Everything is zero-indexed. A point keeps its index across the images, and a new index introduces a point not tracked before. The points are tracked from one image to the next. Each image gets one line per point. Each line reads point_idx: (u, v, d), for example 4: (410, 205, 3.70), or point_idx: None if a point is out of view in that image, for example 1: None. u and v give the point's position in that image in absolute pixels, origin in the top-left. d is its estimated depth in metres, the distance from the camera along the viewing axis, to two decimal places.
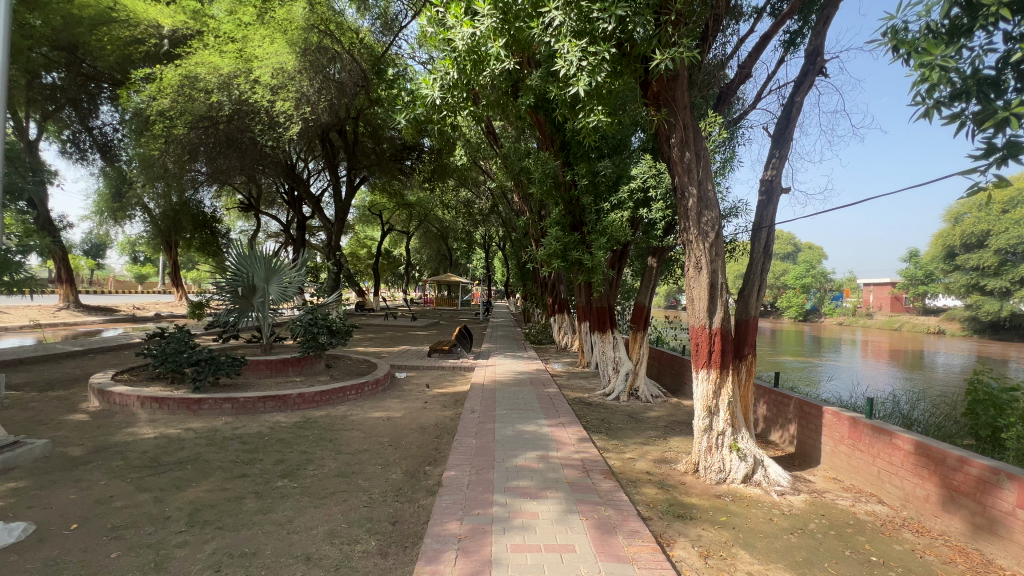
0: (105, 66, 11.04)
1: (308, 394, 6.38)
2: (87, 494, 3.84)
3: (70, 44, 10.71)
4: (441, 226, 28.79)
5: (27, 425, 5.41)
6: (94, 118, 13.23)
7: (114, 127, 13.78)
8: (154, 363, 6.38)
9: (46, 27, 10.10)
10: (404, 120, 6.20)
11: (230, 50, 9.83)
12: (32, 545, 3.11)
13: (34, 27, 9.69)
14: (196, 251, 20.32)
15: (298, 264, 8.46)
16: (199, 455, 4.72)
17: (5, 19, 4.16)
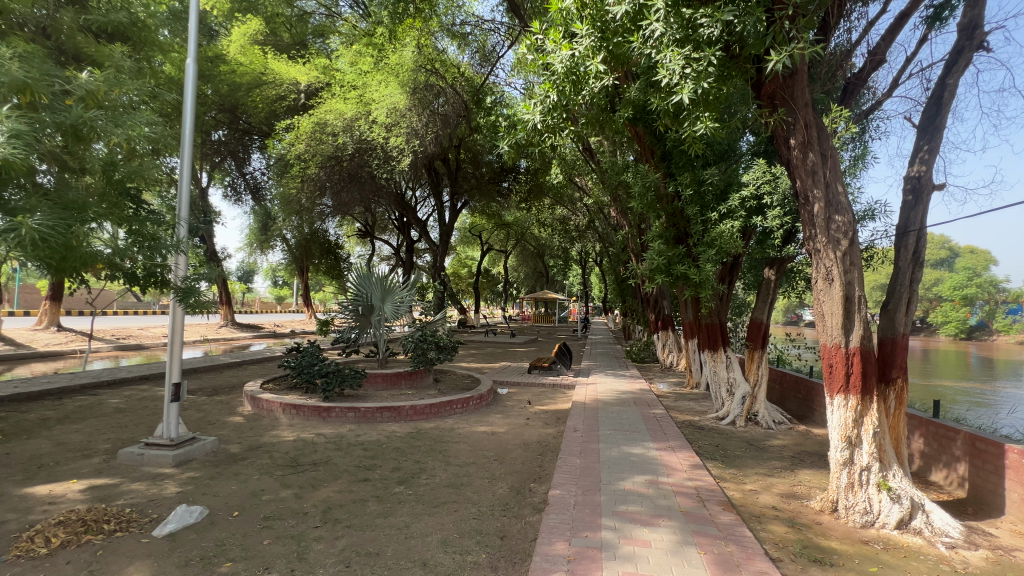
0: (259, 118, 13.07)
1: (419, 407, 6.80)
2: (244, 486, 4.47)
3: (234, 106, 12.82)
4: (537, 244, 29.18)
5: (200, 424, 6.48)
6: (247, 166, 15.67)
7: (262, 172, 16.19)
8: (292, 374, 7.27)
9: (216, 95, 12.28)
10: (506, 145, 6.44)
11: (352, 96, 11.03)
12: (207, 526, 3.69)
13: (207, 96, 11.77)
14: (323, 275, 22.89)
15: (409, 284, 9.10)
16: (329, 458, 5.26)
17: (192, 87, 5.23)
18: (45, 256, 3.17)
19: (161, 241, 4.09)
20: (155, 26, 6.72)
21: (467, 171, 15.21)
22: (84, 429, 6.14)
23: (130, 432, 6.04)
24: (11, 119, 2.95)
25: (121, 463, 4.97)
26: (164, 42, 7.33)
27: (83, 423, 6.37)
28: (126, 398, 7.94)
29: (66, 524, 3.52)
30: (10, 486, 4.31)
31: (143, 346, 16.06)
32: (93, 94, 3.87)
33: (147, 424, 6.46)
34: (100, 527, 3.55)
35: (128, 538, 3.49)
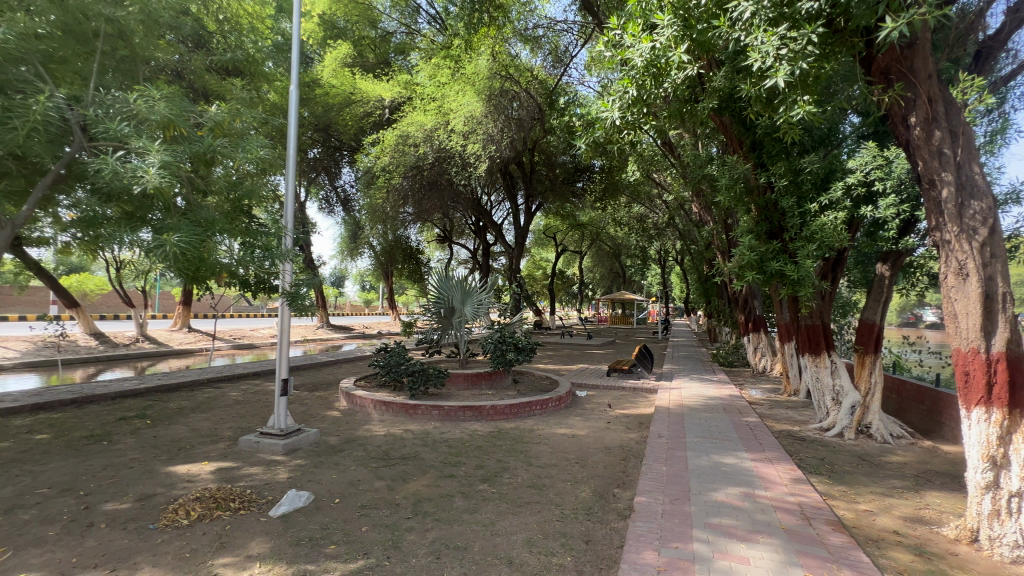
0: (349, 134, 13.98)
1: (500, 407, 6.92)
2: (343, 476, 4.84)
3: (329, 125, 13.88)
4: (613, 244, 28.53)
5: (304, 417, 7.11)
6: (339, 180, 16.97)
7: (351, 185, 17.44)
8: (382, 373, 7.74)
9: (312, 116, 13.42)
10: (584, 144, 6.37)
11: (432, 108, 11.36)
12: (313, 510, 4.03)
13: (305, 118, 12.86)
14: (406, 279, 24.14)
15: (487, 286, 9.32)
16: (417, 453, 5.52)
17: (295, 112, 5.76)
18: (184, 267, 3.58)
19: (275, 251, 4.52)
20: (261, 60, 7.50)
21: (541, 173, 15.24)
22: (211, 417, 7.01)
23: (247, 422, 6.79)
24: (164, 150, 3.40)
25: (241, 449, 5.60)
26: (270, 72, 8.14)
27: (210, 412, 7.28)
28: (243, 391, 8.96)
29: (201, 500, 4.03)
30: (157, 465, 5.02)
31: (255, 345, 18.02)
32: (219, 125, 4.30)
33: (261, 415, 7.22)
34: (228, 504, 4.02)
35: (250, 516, 3.91)
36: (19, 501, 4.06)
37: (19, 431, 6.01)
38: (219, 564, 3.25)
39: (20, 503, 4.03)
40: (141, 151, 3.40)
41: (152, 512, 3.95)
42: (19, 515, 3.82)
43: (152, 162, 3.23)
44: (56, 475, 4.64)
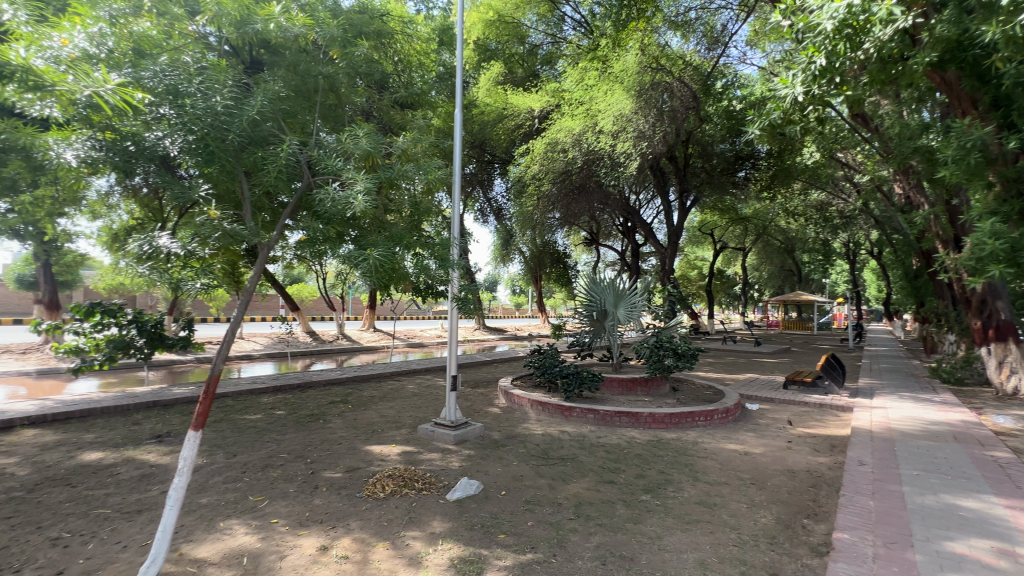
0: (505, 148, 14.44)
1: (658, 415, 6.59)
2: (507, 470, 5.12)
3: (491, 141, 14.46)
4: (784, 238, 25.08)
5: (469, 411, 7.74)
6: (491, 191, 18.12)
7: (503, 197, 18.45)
8: (538, 374, 8.00)
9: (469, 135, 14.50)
10: (758, 129, 5.98)
11: (579, 111, 11.28)
12: (483, 499, 4.34)
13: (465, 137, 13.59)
14: (554, 283, 24.68)
15: (641, 288, 8.98)
16: (575, 455, 5.57)
17: (460, 130, 6.46)
18: (380, 278, 4.06)
19: (448, 262, 4.92)
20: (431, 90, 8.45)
21: (697, 166, 14.24)
22: (395, 406, 8.08)
23: (423, 412, 7.66)
24: (365, 178, 3.90)
25: (420, 436, 6.33)
26: (434, 99, 9.04)
27: (394, 402, 8.41)
28: (418, 385, 10.15)
29: (393, 477, 4.66)
30: (358, 443, 5.97)
31: (425, 344, 20.36)
32: (404, 152, 4.81)
33: (434, 407, 8.08)
34: (413, 484, 4.57)
35: (431, 497, 4.38)
36: (269, 462, 5.20)
37: (267, 407, 7.74)
38: (409, 535, 3.71)
39: (270, 463, 5.17)
40: (348, 180, 3.92)
41: (357, 483, 4.69)
42: (270, 473, 4.90)
43: (358, 190, 3.75)
44: (292, 444, 5.84)
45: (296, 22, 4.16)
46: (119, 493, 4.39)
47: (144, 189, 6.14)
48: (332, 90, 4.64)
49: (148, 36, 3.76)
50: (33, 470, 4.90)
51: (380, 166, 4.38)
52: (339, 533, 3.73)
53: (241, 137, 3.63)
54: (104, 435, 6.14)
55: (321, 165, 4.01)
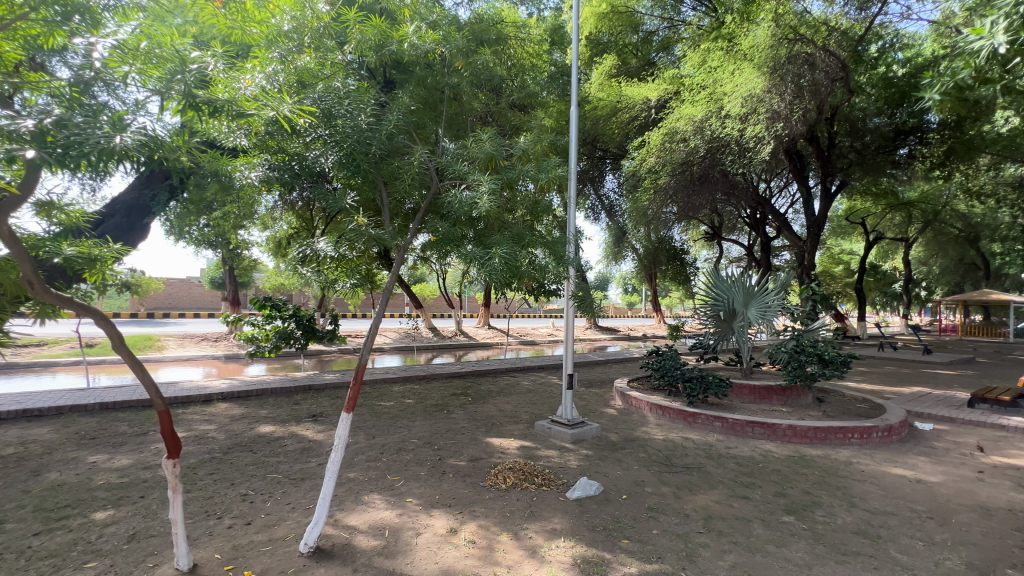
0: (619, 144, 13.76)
1: (800, 428, 5.87)
2: (628, 474, 4.96)
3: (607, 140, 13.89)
4: (964, 225, 20.76)
5: (585, 410, 7.67)
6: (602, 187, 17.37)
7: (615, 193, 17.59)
8: (657, 376, 7.64)
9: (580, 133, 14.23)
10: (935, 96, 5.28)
11: (701, 95, 10.52)
12: (604, 501, 4.26)
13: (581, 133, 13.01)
14: (670, 281, 23.39)
15: (776, 286, 8.05)
16: (702, 465, 5.19)
17: (574, 128, 6.47)
18: (506, 276, 4.17)
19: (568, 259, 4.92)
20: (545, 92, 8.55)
21: (843, 145, 12.50)
22: (512, 401, 8.34)
23: (539, 409, 7.78)
24: (489, 180, 4.08)
25: (538, 432, 6.45)
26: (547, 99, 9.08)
27: (510, 397, 8.67)
28: (533, 382, 10.35)
29: (514, 470, 4.80)
30: (480, 434, 6.26)
31: (537, 342, 20.68)
32: (525, 152, 4.92)
33: (549, 404, 8.16)
34: (533, 479, 4.65)
35: (550, 493, 4.42)
36: (403, 446, 5.70)
37: (398, 395, 8.49)
38: (531, 529, 3.78)
39: (403, 447, 5.66)
40: (474, 183, 4.13)
41: (481, 473, 4.92)
42: (404, 455, 5.36)
43: (485, 191, 3.92)
44: (421, 431, 6.34)
45: (426, 39, 4.44)
46: (287, 462, 5.16)
47: (300, 202, 7.19)
48: (455, 99, 4.93)
49: (308, 70, 4.08)
50: (226, 437, 5.99)
51: (501, 167, 4.55)
52: (466, 518, 3.94)
53: (380, 149, 4.04)
54: (274, 411, 7.27)
55: (449, 170, 4.25)
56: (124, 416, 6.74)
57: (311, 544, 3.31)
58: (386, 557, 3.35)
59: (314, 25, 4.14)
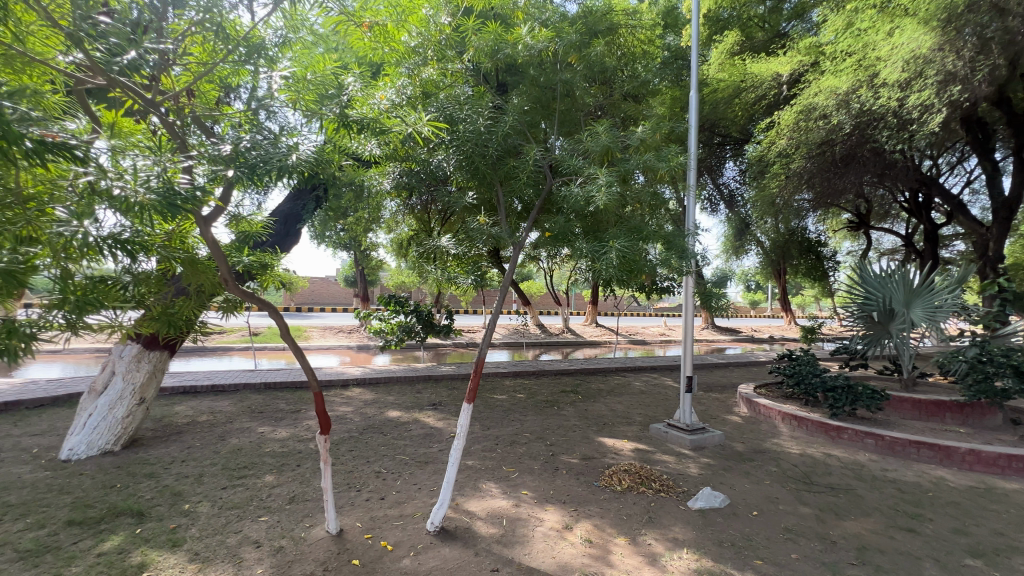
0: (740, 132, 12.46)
1: (984, 454, 4.85)
2: (758, 488, 4.52)
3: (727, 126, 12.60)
4: None
5: (705, 416, 7.17)
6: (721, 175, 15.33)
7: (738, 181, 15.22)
8: (791, 383, 6.84)
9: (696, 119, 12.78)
10: None
11: (847, 63, 9.15)
12: (730, 516, 3.94)
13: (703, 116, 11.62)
14: (804, 276, 20.82)
15: (952, 283, 6.68)
16: (852, 487, 4.53)
17: (695, 109, 6.09)
18: (623, 271, 4.03)
19: (689, 252, 4.61)
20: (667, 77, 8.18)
21: None
22: (623, 401, 8.11)
23: (653, 411, 7.45)
24: (605, 172, 3.97)
25: (653, 435, 6.17)
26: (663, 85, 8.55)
27: (621, 397, 8.43)
28: (645, 382, 9.96)
29: (629, 472, 4.65)
30: (591, 433, 6.19)
31: (647, 341, 19.88)
32: (642, 142, 4.71)
33: (664, 407, 7.77)
34: (650, 483, 4.46)
35: (669, 501, 4.21)
36: (516, 438, 5.85)
37: (510, 389, 8.75)
38: (649, 535, 3.64)
39: (516, 440, 5.81)
40: (590, 177, 4.07)
41: (594, 472, 4.86)
42: (518, 448, 5.50)
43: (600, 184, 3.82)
44: (533, 425, 6.45)
45: (540, 37, 4.46)
46: (413, 445, 5.61)
47: (419, 205, 7.76)
48: (568, 95, 4.91)
49: (432, 81, 4.41)
50: (361, 418, 6.70)
51: (617, 159, 4.41)
52: (581, 516, 3.92)
53: (497, 150, 4.17)
54: (400, 398, 7.95)
55: (563, 166, 4.23)
56: (283, 395, 7.89)
57: (437, 523, 3.55)
58: (504, 545, 3.46)
59: (437, 38, 4.40)
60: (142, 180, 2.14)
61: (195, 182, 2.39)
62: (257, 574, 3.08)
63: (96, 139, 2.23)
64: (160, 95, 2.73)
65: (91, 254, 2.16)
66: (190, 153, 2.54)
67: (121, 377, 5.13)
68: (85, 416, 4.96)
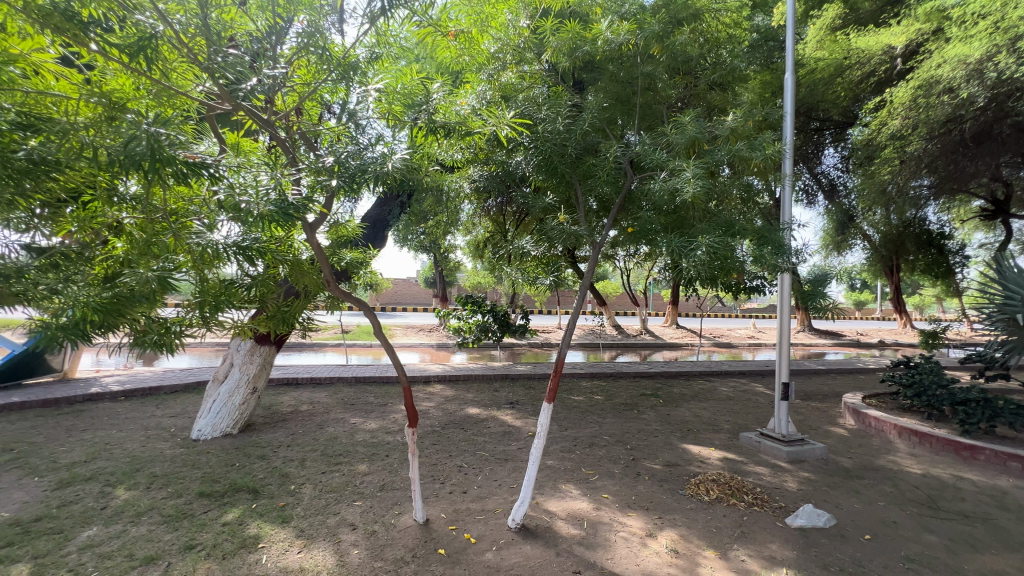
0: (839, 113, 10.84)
1: None
2: (870, 509, 4.06)
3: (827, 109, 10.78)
4: None
5: (803, 426, 6.57)
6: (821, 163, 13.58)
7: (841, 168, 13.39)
8: (910, 397, 6.14)
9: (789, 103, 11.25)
10: None
11: (983, 25, 7.46)
12: (838, 537, 3.58)
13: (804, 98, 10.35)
14: (922, 273, 18.33)
15: None
16: (991, 517, 3.92)
17: (791, 90, 5.63)
18: (713, 268, 3.79)
19: (786, 247, 4.27)
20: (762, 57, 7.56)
21: None
22: (709, 407, 7.67)
23: (742, 419, 6.97)
24: (693, 164, 3.78)
25: (743, 444, 5.77)
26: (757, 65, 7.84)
27: (706, 403, 7.99)
28: (732, 388, 9.34)
29: (718, 482, 4.39)
30: (675, 439, 5.92)
31: (733, 344, 18.65)
32: (734, 131, 4.43)
33: (755, 415, 7.24)
34: (742, 496, 4.18)
35: (764, 516, 3.91)
36: (595, 441, 5.76)
37: (587, 391, 8.63)
38: (743, 550, 3.41)
39: (595, 442, 5.72)
40: (676, 171, 3.91)
41: (679, 480, 4.64)
42: (597, 450, 5.41)
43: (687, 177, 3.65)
44: (611, 428, 6.31)
45: (620, 30, 4.34)
46: (492, 442, 5.73)
47: (495, 207, 7.92)
48: (650, 88, 4.75)
49: (510, 83, 4.45)
50: (443, 414, 6.97)
51: (706, 150, 4.19)
52: (666, 524, 3.77)
53: (576, 149, 4.12)
54: (478, 396, 8.16)
55: (645, 160, 4.09)
56: (372, 389, 8.42)
57: (517, 521, 3.60)
58: (586, 548, 3.42)
59: (516, 42, 4.49)
60: (261, 194, 2.40)
61: (304, 193, 2.64)
62: (354, 554, 3.31)
63: (225, 159, 2.56)
64: (275, 115, 3.05)
65: (220, 261, 2.47)
66: (299, 167, 2.81)
67: (239, 368, 5.75)
68: (210, 402, 5.66)
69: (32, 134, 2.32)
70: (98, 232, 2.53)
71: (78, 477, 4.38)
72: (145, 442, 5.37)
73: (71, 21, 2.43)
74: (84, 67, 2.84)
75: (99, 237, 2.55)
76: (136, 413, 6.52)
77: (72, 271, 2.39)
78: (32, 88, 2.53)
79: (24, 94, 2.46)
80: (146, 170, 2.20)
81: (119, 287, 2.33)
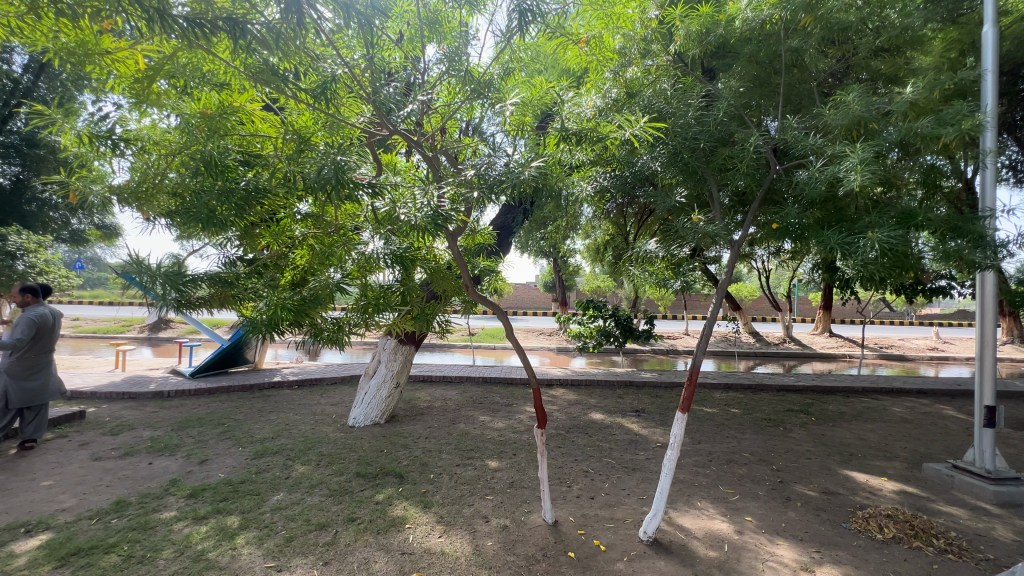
0: None
1: None
2: None
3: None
4: None
5: (1017, 462, 5.25)
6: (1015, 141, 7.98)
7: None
8: None
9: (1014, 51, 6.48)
10: None
11: None
12: None
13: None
14: None
15: None
16: None
17: (992, 44, 4.60)
18: (886, 267, 3.22)
19: (988, 239, 3.47)
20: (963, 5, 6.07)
21: None
22: (877, 430, 6.53)
23: (926, 447, 5.81)
24: (858, 148, 3.28)
25: (928, 477, 4.80)
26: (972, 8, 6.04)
27: (874, 424, 6.81)
28: (909, 409, 7.81)
29: (895, 519, 3.72)
30: (833, 464, 5.15)
31: (907, 357, 15.62)
32: (913, 104, 3.76)
33: (943, 444, 5.97)
34: (930, 540, 3.49)
35: (962, 568, 3.21)
36: (733, 457, 5.27)
37: (721, 403, 7.95)
38: None
39: (734, 459, 5.24)
40: (837, 156, 3.43)
41: (841, 511, 4.04)
42: (736, 468, 4.95)
43: (853, 163, 3.17)
44: (752, 445, 5.72)
45: (762, 7, 3.97)
46: (618, 450, 5.59)
47: (616, 208, 7.76)
48: (797, 64, 4.27)
49: (635, 79, 4.34)
50: (567, 418, 6.99)
51: (874, 131, 3.63)
52: (826, 559, 3.31)
53: (710, 142, 3.86)
54: (602, 401, 8.02)
55: (794, 147, 3.66)
56: (498, 389, 8.80)
57: (650, 534, 3.45)
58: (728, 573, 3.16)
59: (643, 35, 4.40)
60: (418, 205, 2.70)
61: (449, 203, 2.88)
62: (488, 546, 3.49)
63: (385, 179, 2.92)
64: (422, 136, 3.39)
65: (377, 269, 2.79)
66: (443, 181, 3.07)
67: (384, 364, 6.39)
68: (362, 393, 6.41)
69: (249, 168, 2.90)
70: (287, 246, 3.05)
71: (268, 450, 5.30)
72: (314, 425, 6.31)
73: (275, 74, 3.03)
74: (277, 110, 3.45)
75: (289, 249, 3.06)
76: (307, 400, 7.68)
77: (270, 279, 2.91)
78: (245, 131, 3.17)
79: (241, 137, 3.09)
80: (330, 193, 2.61)
81: (303, 293, 2.79)
